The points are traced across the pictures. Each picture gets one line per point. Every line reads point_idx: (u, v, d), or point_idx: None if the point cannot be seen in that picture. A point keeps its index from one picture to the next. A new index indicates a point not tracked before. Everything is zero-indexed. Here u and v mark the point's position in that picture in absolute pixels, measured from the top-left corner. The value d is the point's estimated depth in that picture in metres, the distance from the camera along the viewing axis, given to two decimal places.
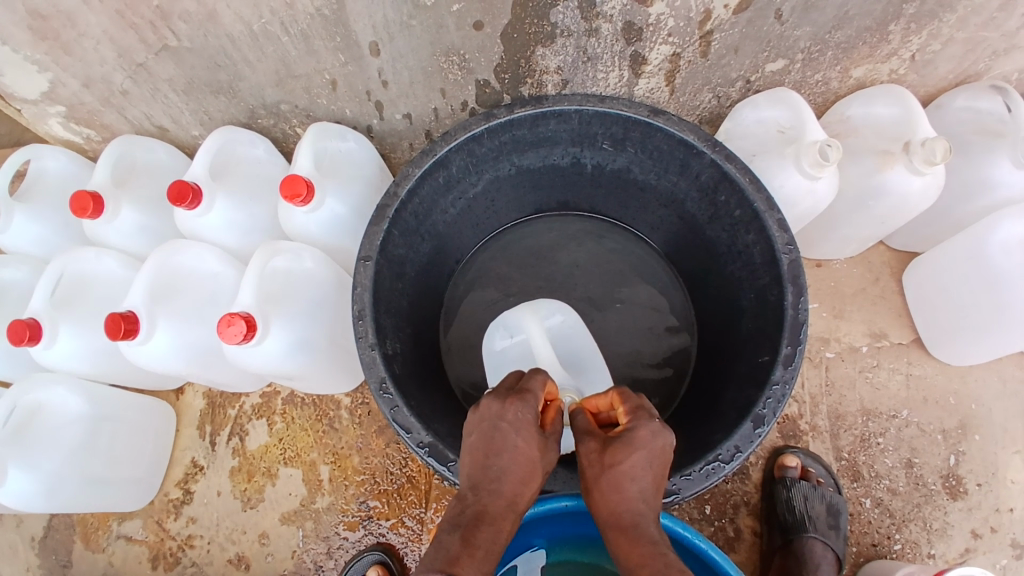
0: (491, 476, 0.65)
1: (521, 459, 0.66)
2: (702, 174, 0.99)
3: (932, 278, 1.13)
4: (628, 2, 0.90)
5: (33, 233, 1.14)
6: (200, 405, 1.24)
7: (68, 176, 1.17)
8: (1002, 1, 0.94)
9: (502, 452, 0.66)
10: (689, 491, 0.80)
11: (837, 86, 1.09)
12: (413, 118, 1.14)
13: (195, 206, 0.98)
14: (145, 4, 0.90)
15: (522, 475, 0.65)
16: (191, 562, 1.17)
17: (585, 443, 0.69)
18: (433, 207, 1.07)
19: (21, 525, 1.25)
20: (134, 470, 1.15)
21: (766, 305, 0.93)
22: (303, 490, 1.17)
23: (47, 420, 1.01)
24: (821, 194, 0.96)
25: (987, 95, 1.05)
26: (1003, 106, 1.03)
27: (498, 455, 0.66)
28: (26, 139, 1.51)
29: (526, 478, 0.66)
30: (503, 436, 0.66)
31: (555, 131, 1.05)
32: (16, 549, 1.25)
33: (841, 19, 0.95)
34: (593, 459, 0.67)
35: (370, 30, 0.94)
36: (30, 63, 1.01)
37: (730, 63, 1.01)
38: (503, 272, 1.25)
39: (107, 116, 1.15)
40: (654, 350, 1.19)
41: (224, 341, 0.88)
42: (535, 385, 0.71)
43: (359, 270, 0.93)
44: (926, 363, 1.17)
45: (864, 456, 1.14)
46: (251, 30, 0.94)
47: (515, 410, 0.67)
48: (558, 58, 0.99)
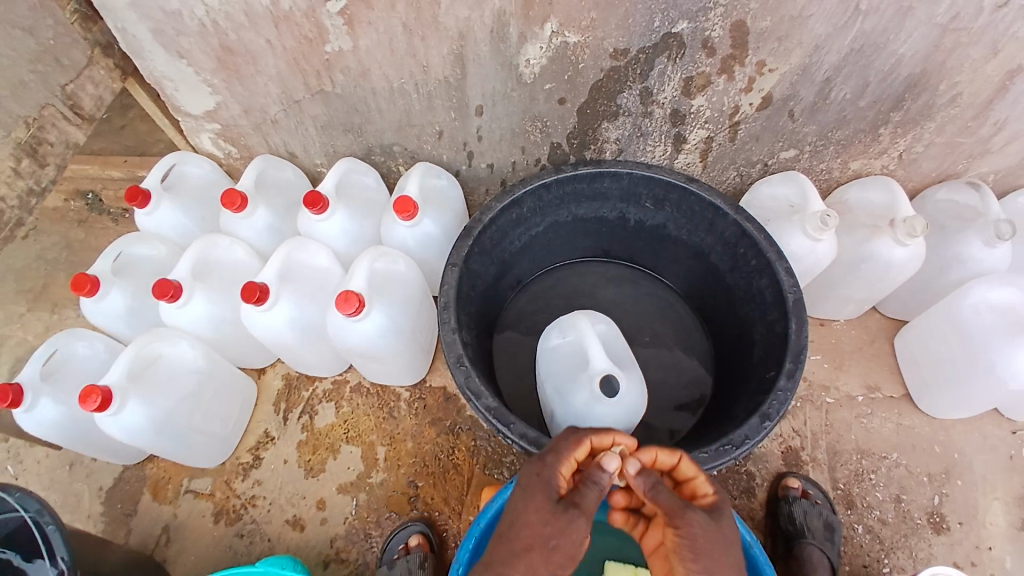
0: (500, 547, 0.72)
1: (527, 527, 0.73)
2: (726, 231, 1.25)
3: (917, 340, 1.34)
4: (677, 95, 1.20)
5: (172, 220, 1.37)
6: (277, 385, 1.44)
7: (206, 179, 1.43)
8: (973, 114, 1.21)
9: (514, 524, 0.74)
10: (708, 466, 0.98)
11: (838, 174, 1.37)
12: (494, 167, 1.43)
13: (320, 212, 1.26)
14: (317, 57, 1.19)
15: (528, 545, 0.71)
16: (252, 518, 1.32)
17: (694, 515, 0.73)
18: (504, 236, 1.31)
19: (90, 476, 1.41)
20: (219, 430, 1.32)
21: (774, 335, 1.15)
22: (360, 466, 1.34)
23: (164, 367, 1.19)
24: (821, 254, 1.21)
25: (964, 189, 1.30)
26: (977, 198, 1.27)
27: (513, 525, 0.74)
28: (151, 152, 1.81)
29: (530, 549, 0.71)
30: (520, 509, 0.75)
31: (608, 188, 1.31)
32: (80, 497, 1.39)
33: (840, 122, 1.25)
34: (703, 535, 0.72)
35: (480, 96, 1.25)
36: (204, 85, 1.29)
37: (752, 148, 1.31)
38: (551, 302, 1.48)
39: (250, 138, 1.43)
40: (676, 378, 1.40)
41: (339, 312, 1.12)
42: (559, 447, 0.82)
43: (447, 273, 1.17)
44: (914, 415, 1.36)
45: (858, 488, 1.30)
46: (391, 86, 1.24)
47: (535, 481, 0.78)
48: (617, 132, 1.29)
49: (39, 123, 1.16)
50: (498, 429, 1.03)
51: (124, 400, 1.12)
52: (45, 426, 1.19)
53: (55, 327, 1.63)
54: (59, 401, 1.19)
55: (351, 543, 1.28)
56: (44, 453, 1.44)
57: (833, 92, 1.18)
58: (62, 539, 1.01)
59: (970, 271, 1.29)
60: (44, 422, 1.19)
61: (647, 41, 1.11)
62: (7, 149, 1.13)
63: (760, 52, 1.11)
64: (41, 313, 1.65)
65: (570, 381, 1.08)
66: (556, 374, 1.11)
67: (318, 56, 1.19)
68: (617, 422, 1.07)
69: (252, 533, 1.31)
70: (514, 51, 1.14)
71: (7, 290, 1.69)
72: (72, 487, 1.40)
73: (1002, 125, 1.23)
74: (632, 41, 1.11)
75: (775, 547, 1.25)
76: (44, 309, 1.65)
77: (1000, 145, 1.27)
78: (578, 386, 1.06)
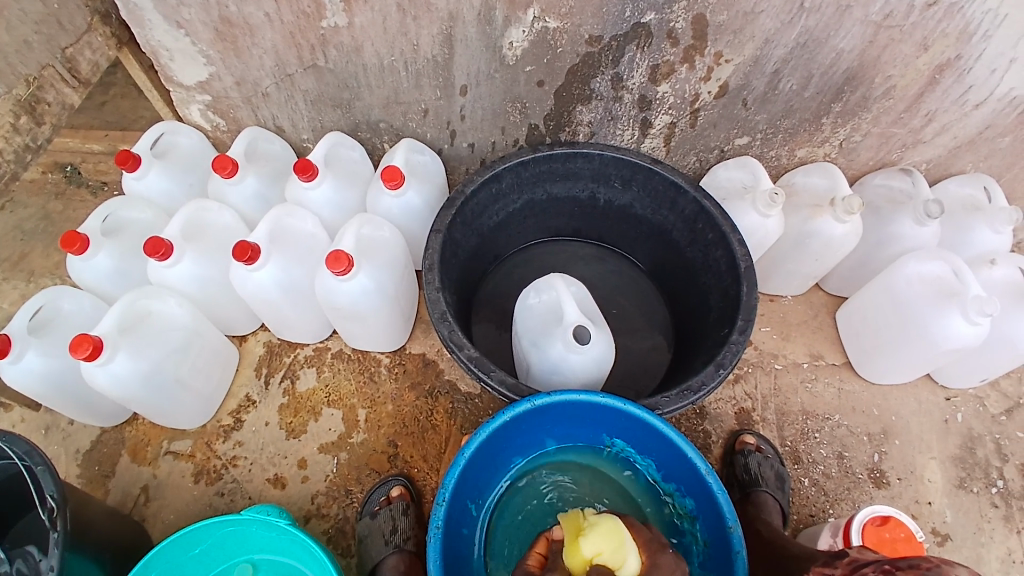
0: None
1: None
2: (687, 209, 1.36)
3: (856, 312, 1.49)
4: (644, 82, 1.34)
5: (161, 184, 1.41)
6: (259, 351, 1.47)
7: (194, 148, 1.48)
8: (903, 107, 1.38)
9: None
10: (668, 408, 1.08)
11: (786, 161, 1.54)
12: (475, 147, 1.53)
13: (310, 178, 1.32)
14: (313, 32, 1.27)
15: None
16: (233, 478, 1.35)
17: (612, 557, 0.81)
18: (484, 210, 1.38)
19: (67, 439, 1.40)
20: (203, 389, 1.34)
21: (729, 298, 1.27)
22: (342, 427, 1.39)
23: (153, 323, 1.21)
24: (770, 229, 1.34)
25: (897, 176, 1.48)
26: (908, 184, 1.46)
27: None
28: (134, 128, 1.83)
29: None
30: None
31: (580, 168, 1.41)
32: (56, 459, 1.39)
33: (788, 111, 1.41)
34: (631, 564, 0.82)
35: (465, 76, 1.35)
36: (201, 56, 1.34)
37: (710, 135, 1.47)
38: (526, 275, 1.57)
39: (240, 111, 1.49)
40: (642, 347, 1.51)
41: (330, 270, 1.16)
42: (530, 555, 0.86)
43: (431, 238, 1.23)
44: (855, 381, 1.51)
45: (804, 445, 1.44)
46: (382, 63, 1.33)
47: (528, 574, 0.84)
48: (591, 114, 1.42)
49: (38, 82, 1.24)
50: (479, 377, 1.08)
51: (114, 352, 1.13)
52: (29, 377, 1.18)
53: (31, 294, 1.63)
54: (45, 353, 1.18)
55: (332, 499, 1.33)
56: (19, 416, 1.43)
57: (781, 83, 1.34)
58: (49, 475, 0.95)
59: (903, 248, 1.44)
60: (29, 373, 1.17)
61: (619, 29, 1.23)
62: (8, 104, 1.20)
63: (717, 43, 1.25)
64: (17, 282, 1.64)
65: (545, 334, 1.16)
66: (531, 328, 1.19)
67: (314, 31, 1.27)
68: (587, 371, 1.17)
69: (233, 491, 1.34)
70: (499, 33, 1.25)
71: None
72: (47, 449, 1.39)
73: (930, 117, 1.40)
74: (605, 29, 1.23)
75: (732, 495, 1.37)
76: (20, 278, 1.65)
77: (932, 135, 1.45)
78: (553, 339, 1.15)
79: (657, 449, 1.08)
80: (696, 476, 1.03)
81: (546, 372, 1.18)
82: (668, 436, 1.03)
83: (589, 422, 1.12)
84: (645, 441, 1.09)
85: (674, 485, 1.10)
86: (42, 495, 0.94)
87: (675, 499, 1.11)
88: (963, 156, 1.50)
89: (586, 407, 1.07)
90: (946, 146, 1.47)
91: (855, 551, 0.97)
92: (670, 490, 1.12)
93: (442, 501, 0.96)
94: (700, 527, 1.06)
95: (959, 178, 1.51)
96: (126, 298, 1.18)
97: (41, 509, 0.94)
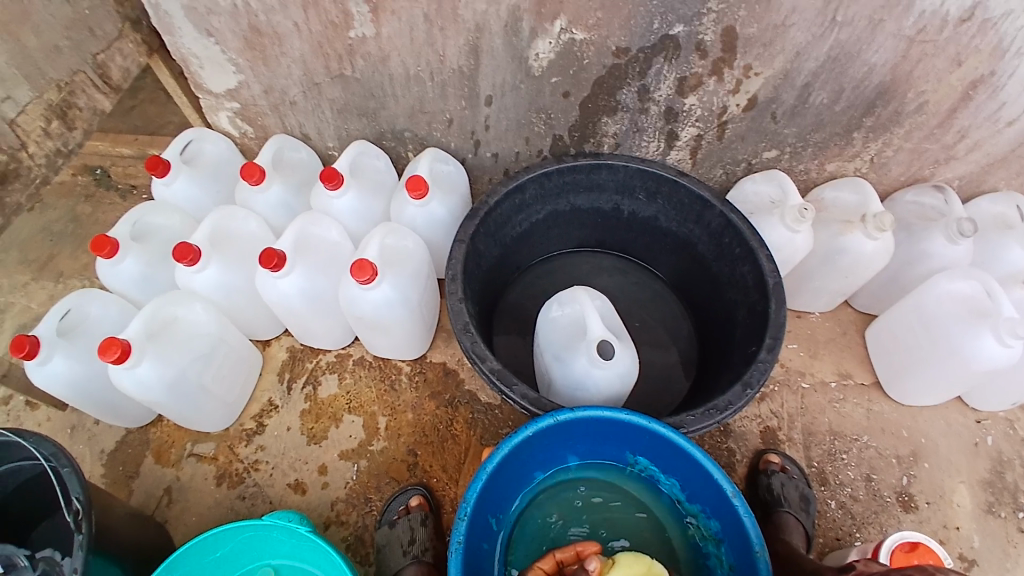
0: None
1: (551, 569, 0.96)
2: (713, 222, 1.34)
3: (885, 330, 1.45)
4: (672, 94, 1.33)
5: (189, 190, 1.43)
6: (282, 357, 1.48)
7: (222, 155, 1.50)
8: (937, 122, 1.35)
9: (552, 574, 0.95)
10: (693, 427, 1.06)
11: (815, 175, 1.51)
12: (499, 157, 1.53)
13: (335, 186, 1.33)
14: (340, 42, 1.27)
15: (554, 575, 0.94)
16: (254, 483, 1.35)
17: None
18: (507, 221, 1.38)
19: (92, 439, 1.43)
20: (226, 394, 1.35)
21: (755, 314, 1.25)
22: (362, 434, 1.39)
23: (180, 329, 1.23)
24: (799, 245, 1.31)
25: (929, 193, 1.44)
26: (941, 201, 1.42)
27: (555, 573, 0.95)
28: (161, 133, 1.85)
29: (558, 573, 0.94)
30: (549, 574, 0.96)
31: (604, 180, 1.40)
32: (82, 459, 1.41)
33: (818, 125, 1.38)
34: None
35: (490, 86, 1.34)
36: (229, 64, 1.36)
37: (738, 147, 1.45)
38: (548, 286, 1.56)
39: (267, 119, 1.51)
40: (664, 361, 1.49)
41: (355, 279, 1.16)
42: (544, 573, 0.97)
43: (454, 249, 1.22)
44: (883, 401, 1.48)
45: (830, 466, 1.41)
46: (407, 73, 1.33)
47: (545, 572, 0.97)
48: (616, 126, 1.41)
49: (69, 88, 1.26)
50: (500, 390, 1.07)
51: (142, 357, 1.14)
52: (56, 380, 1.20)
53: (60, 295, 1.66)
54: (71, 357, 1.20)
55: (352, 507, 1.33)
56: (46, 416, 1.46)
57: (812, 96, 1.31)
58: (76, 478, 0.96)
59: (936, 265, 1.41)
60: (56, 376, 1.19)
61: (646, 41, 1.22)
62: (40, 109, 1.22)
63: (746, 56, 1.23)
64: (46, 283, 1.67)
65: (569, 347, 1.15)
66: (553, 342, 1.18)
67: (341, 41, 1.27)
68: (611, 387, 1.15)
69: (254, 496, 1.34)
70: (525, 44, 1.24)
71: (12, 260, 1.72)
72: (72, 449, 1.41)
73: (965, 133, 1.36)
74: (633, 41, 1.22)
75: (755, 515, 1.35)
76: (49, 279, 1.69)
77: (965, 152, 1.41)
78: (576, 353, 1.14)
79: (681, 468, 1.07)
80: (721, 498, 1.01)
81: (569, 386, 1.17)
82: (693, 457, 1.01)
83: (612, 438, 1.11)
84: (669, 460, 1.07)
85: (699, 506, 1.08)
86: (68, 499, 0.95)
87: (699, 519, 1.09)
88: (995, 173, 1.46)
89: (610, 423, 1.06)
90: (980, 162, 1.43)
91: (863, 565, 0.98)
92: (694, 510, 1.10)
93: (463, 516, 0.96)
94: (725, 550, 1.04)
95: (993, 195, 1.47)
96: (153, 305, 1.20)
97: (67, 510, 0.95)
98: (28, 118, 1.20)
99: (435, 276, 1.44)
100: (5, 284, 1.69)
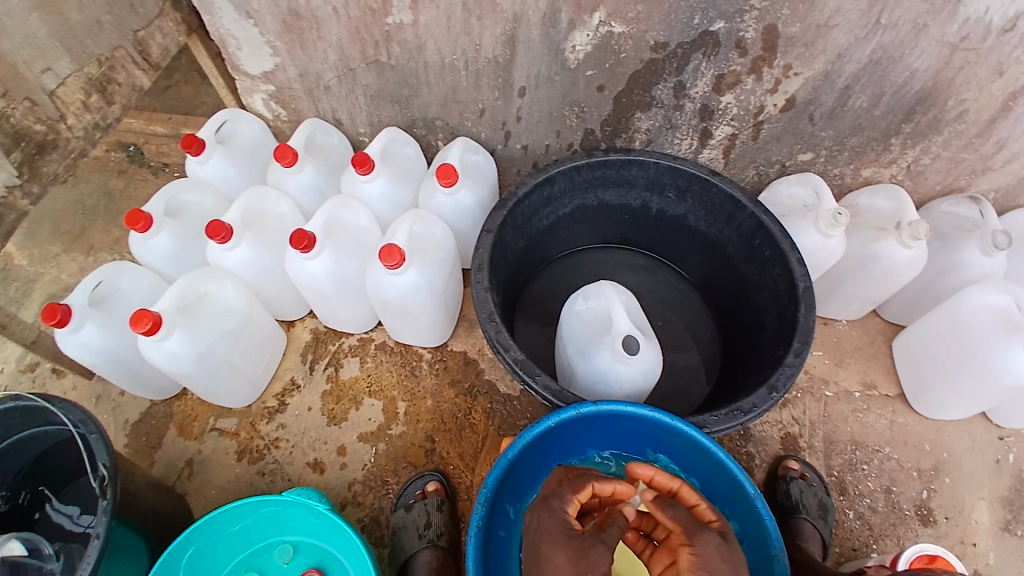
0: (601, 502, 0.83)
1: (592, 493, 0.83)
2: (743, 223, 1.32)
3: (913, 342, 1.43)
4: (708, 91, 1.32)
5: (222, 169, 1.45)
6: (305, 338, 1.50)
7: (255, 137, 1.52)
8: (976, 131, 1.32)
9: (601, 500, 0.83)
10: (716, 426, 1.06)
11: (849, 181, 1.49)
12: (529, 149, 1.53)
13: (366, 172, 1.34)
14: (378, 28, 1.29)
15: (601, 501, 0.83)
16: (274, 459, 1.35)
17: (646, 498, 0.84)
18: (535, 213, 1.37)
19: (117, 409, 1.44)
20: (251, 372, 1.36)
21: (784, 319, 1.23)
22: (381, 417, 1.39)
23: (209, 305, 1.24)
24: (831, 250, 1.29)
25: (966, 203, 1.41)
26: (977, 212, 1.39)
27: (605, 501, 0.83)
28: (195, 112, 1.88)
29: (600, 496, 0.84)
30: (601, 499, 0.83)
31: (634, 176, 1.39)
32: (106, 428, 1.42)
33: (855, 128, 1.36)
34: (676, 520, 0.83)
35: (524, 78, 1.34)
36: (267, 47, 1.38)
37: (772, 149, 1.44)
38: (571, 281, 1.56)
39: (301, 103, 1.52)
40: (686, 362, 1.48)
41: (382, 263, 1.17)
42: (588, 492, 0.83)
43: (482, 239, 1.22)
44: (907, 414, 1.45)
45: (851, 476, 1.39)
46: (442, 61, 1.34)
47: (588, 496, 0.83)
48: (649, 122, 1.41)
49: (110, 63, 1.29)
50: (523, 381, 1.06)
51: (172, 330, 1.16)
52: (86, 350, 1.22)
53: (90, 268, 1.70)
54: (102, 327, 1.22)
55: (369, 489, 1.32)
56: (71, 384, 1.49)
57: (851, 99, 1.29)
58: (103, 445, 0.98)
59: (969, 276, 1.38)
60: (86, 346, 1.21)
61: (686, 37, 1.22)
62: (80, 82, 1.25)
63: (787, 55, 1.22)
64: (77, 255, 1.71)
65: (592, 341, 1.15)
66: (577, 335, 1.17)
67: (379, 27, 1.28)
68: (634, 383, 1.14)
69: (274, 472, 1.34)
70: (562, 36, 1.24)
71: (44, 231, 1.75)
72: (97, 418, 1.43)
73: (1003, 144, 1.33)
74: (672, 36, 1.22)
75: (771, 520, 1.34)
76: (80, 251, 1.72)
77: (1003, 163, 1.38)
78: (600, 347, 1.13)
79: (703, 469, 1.05)
80: (743, 499, 1.00)
81: (591, 381, 1.17)
82: (717, 458, 1.00)
83: (635, 434, 1.10)
84: (692, 459, 1.07)
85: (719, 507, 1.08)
86: (96, 464, 0.97)
87: None
88: None
89: (636, 419, 1.05)
90: (1017, 174, 1.41)
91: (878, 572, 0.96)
92: None
93: (482, 501, 0.96)
94: None
95: None
96: (183, 281, 1.21)
97: (93, 476, 0.97)
98: (68, 91, 1.24)
99: (460, 265, 1.44)
100: (36, 254, 1.73)
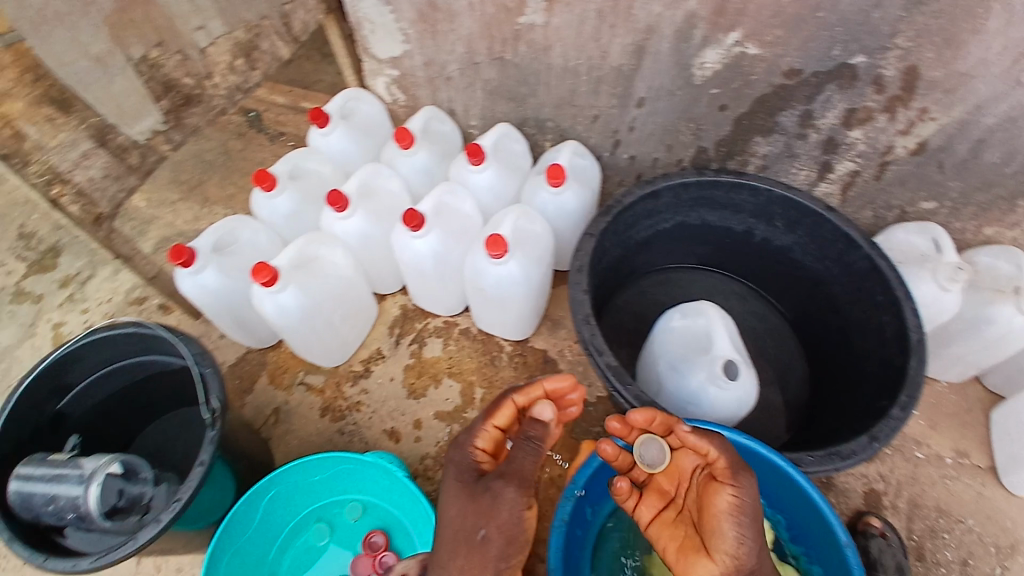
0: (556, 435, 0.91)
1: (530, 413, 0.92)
2: (856, 264, 1.27)
3: (1017, 414, 1.34)
4: (835, 124, 1.29)
5: (341, 143, 1.52)
6: (394, 313, 1.55)
7: (373, 117, 1.59)
8: None
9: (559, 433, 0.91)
10: (813, 468, 1.03)
11: (969, 237, 1.40)
12: (636, 159, 1.53)
13: (478, 162, 1.39)
14: (509, 26, 1.33)
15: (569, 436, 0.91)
16: (354, 422, 1.41)
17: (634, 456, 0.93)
18: (638, 222, 1.38)
19: (213, 351, 1.52)
20: (345, 336, 1.43)
21: (891, 370, 1.18)
22: (458, 399, 1.44)
23: (319, 266, 1.29)
24: (946, 305, 1.24)
25: None
26: None
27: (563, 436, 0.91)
28: (315, 88, 1.99)
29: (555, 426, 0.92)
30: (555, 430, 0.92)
31: (744, 201, 1.36)
32: None
33: (987, 183, 1.29)
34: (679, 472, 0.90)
35: (646, 89, 1.35)
36: (399, 34, 1.45)
37: (894, 192, 1.38)
38: (660, 298, 1.55)
39: (420, 91, 1.58)
40: (769, 397, 1.44)
41: (488, 251, 1.21)
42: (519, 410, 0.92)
43: (583, 241, 1.25)
44: (1000, 490, 1.36)
45: (931, 543, 1.32)
46: (565, 65, 1.36)
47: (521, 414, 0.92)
48: (768, 147, 1.38)
49: None
50: (612, 388, 1.08)
51: (286, 284, 1.23)
52: (201, 292, 1.28)
53: (204, 218, 1.74)
54: (220, 273, 1.28)
55: (439, 466, 1.36)
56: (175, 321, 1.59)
57: (986, 153, 1.23)
58: (217, 382, 1.04)
59: None
60: (202, 288, 1.27)
61: (822, 66, 1.19)
62: None
63: (925, 99, 1.18)
64: (191, 205, 1.76)
65: (687, 360, 1.14)
66: (670, 350, 1.17)
67: (510, 26, 1.33)
68: (725, 409, 1.13)
69: (352, 433, 1.40)
70: (693, 52, 1.24)
71: (162, 177, 1.81)
72: None
73: None
74: (808, 64, 1.20)
75: None
76: (195, 202, 1.77)
77: None
78: (695, 366, 1.13)
79: (797, 512, 1.08)
80: (832, 546, 1.02)
81: (679, 400, 1.16)
82: (808, 496, 1.01)
83: None
84: (783, 498, 1.09)
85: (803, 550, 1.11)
86: (208, 400, 1.02)
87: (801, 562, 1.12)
88: None
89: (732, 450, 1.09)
90: None
91: None
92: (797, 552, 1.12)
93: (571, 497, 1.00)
94: None
95: None
96: (300, 241, 1.28)
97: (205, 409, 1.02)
98: None
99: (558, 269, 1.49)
100: (152, 198, 1.78)
